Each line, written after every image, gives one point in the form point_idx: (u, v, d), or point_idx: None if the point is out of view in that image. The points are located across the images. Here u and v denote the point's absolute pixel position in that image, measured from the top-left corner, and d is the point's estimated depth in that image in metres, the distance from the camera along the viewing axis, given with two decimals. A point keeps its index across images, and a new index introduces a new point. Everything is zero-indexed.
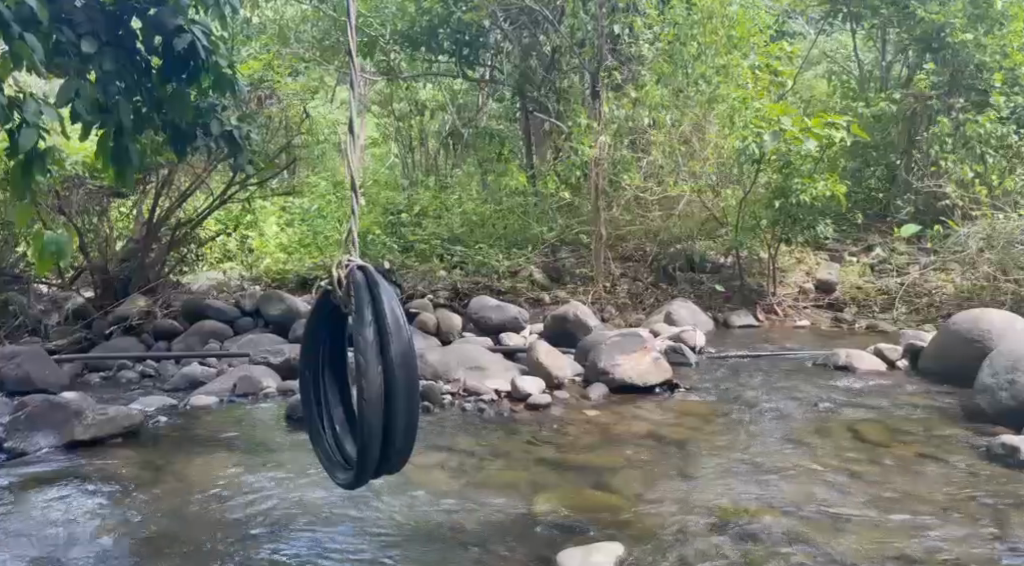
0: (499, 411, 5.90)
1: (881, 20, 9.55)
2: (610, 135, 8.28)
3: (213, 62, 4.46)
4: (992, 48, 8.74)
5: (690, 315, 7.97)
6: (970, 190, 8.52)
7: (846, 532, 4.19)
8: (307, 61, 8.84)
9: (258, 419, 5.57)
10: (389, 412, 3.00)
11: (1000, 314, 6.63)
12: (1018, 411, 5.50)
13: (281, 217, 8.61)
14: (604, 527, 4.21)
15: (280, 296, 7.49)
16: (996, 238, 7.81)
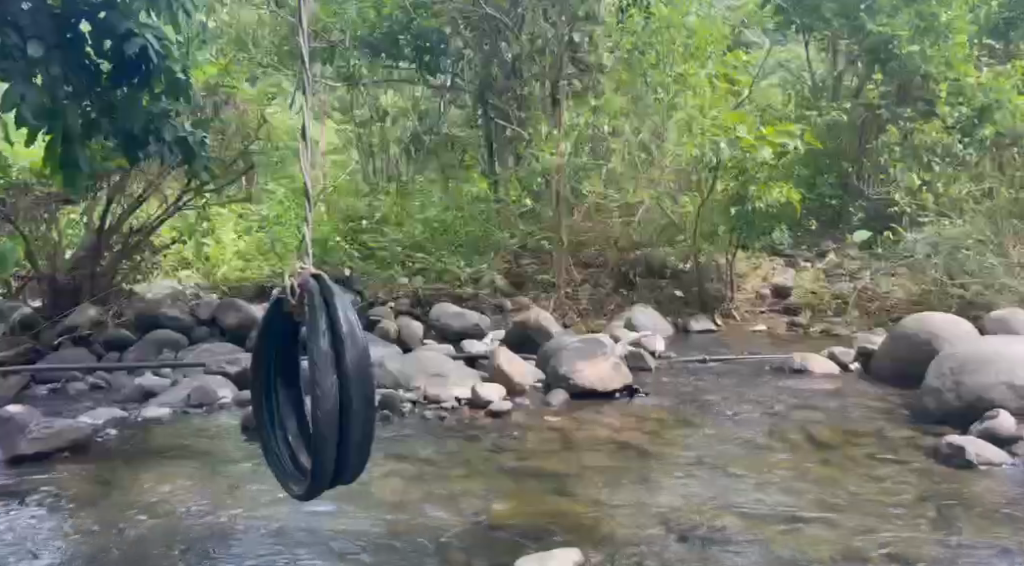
0: (457, 418, 5.92)
1: (833, 31, 9.73)
2: (571, 141, 8.32)
3: (159, 64, 5.51)
4: (936, 59, 9.00)
5: (650, 319, 8.15)
6: (918, 197, 8.71)
7: (798, 535, 4.25)
8: (263, 67, 8.77)
9: (210, 433, 5.55)
10: (345, 422, 2.97)
11: (944, 317, 6.77)
12: (963, 412, 5.62)
13: (238, 223, 8.63)
14: (556, 534, 4.23)
15: (237, 306, 7.54)
16: (942, 245, 7.99)
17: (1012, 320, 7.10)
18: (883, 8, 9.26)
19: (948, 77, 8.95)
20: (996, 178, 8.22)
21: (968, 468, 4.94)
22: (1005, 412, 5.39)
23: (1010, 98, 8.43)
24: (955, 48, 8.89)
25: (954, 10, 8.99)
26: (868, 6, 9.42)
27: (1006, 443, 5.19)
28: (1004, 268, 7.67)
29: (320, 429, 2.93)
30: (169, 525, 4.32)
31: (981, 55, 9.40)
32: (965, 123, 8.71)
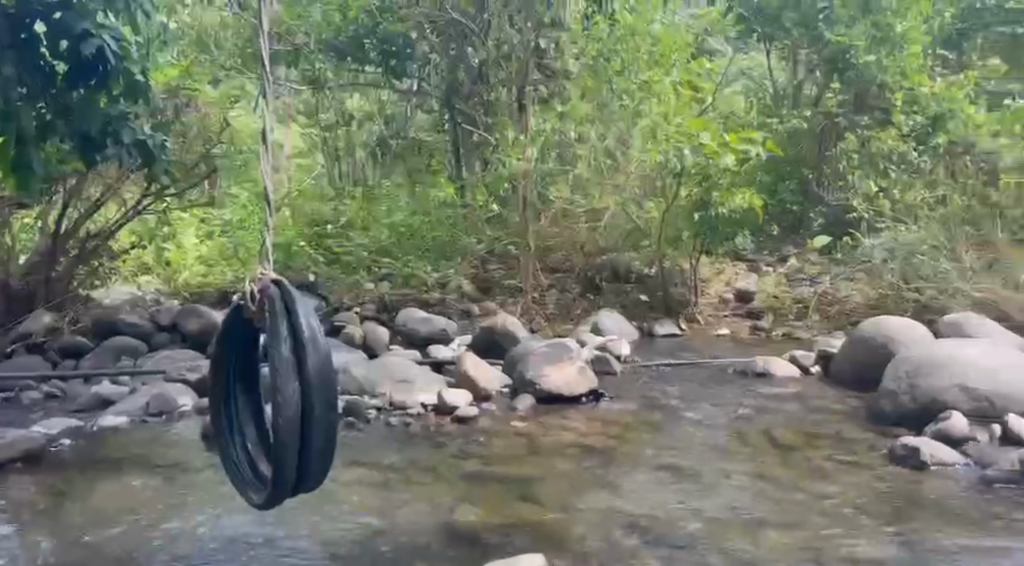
0: (422, 424, 5.92)
1: (794, 40, 9.78)
2: (539, 147, 8.34)
3: (121, 66, 6.00)
4: (892, 69, 9.10)
5: (615, 324, 8.23)
6: (875, 203, 8.85)
7: (758, 537, 4.30)
8: (224, 69, 8.71)
9: (170, 442, 5.51)
10: (307, 429, 2.95)
11: (899, 320, 6.88)
12: (919, 414, 5.70)
13: (199, 227, 8.50)
14: (519, 539, 4.25)
15: (199, 312, 7.49)
16: (898, 251, 8.32)
17: (966, 324, 7.22)
18: (840, 17, 9.42)
19: (902, 88, 9.04)
20: (948, 185, 8.51)
21: (923, 468, 5.03)
22: (958, 413, 5.49)
23: (958, 108, 8.70)
24: (910, 59, 9.06)
25: (908, 20, 9.11)
26: (827, 15, 9.56)
27: (959, 444, 5.28)
28: (957, 273, 8.12)
29: (280, 436, 2.90)
30: (130, 535, 4.28)
31: (933, 66, 9.37)
32: (919, 132, 8.88)
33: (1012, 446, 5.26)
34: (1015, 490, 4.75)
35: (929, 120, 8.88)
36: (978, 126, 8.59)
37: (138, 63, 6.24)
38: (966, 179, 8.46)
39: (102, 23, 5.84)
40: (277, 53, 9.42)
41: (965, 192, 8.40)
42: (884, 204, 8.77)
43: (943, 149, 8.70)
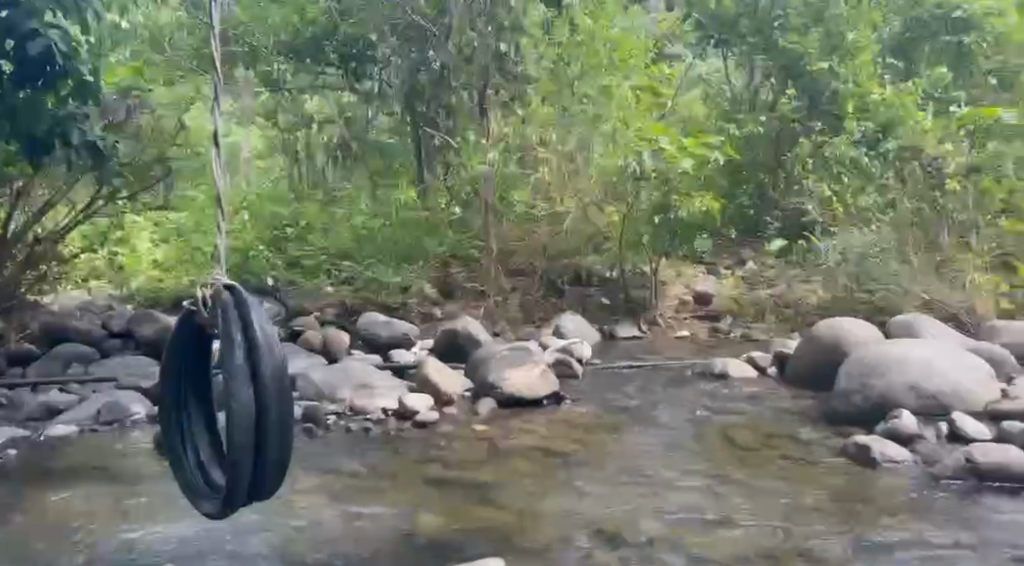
0: (383, 429, 5.89)
1: (748, 47, 9.67)
2: (499, 151, 8.48)
3: (70, 66, 5.89)
4: (846, 75, 9.07)
5: (576, 326, 8.27)
6: (830, 209, 8.94)
7: (717, 536, 4.32)
8: (183, 70, 8.63)
9: (124, 452, 5.44)
10: (262, 438, 2.86)
11: (851, 321, 6.98)
12: (873, 413, 5.77)
13: (153, 231, 8.32)
14: (478, 543, 4.25)
15: (151, 318, 7.66)
16: (850, 253, 8.49)
17: (917, 324, 7.32)
18: (794, 26, 9.40)
19: (853, 94, 8.95)
20: (897, 190, 8.50)
21: (876, 468, 5.10)
22: (908, 412, 5.57)
23: (905, 116, 8.56)
24: (864, 65, 9.08)
25: (859, 30, 9.23)
26: (782, 24, 9.49)
27: (909, 442, 5.37)
28: (906, 274, 8.33)
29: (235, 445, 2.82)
30: (82, 547, 4.22)
31: (883, 74, 9.36)
32: (870, 139, 8.76)
33: (959, 444, 5.35)
34: (963, 487, 4.83)
35: (879, 126, 8.75)
36: (926, 131, 8.50)
37: (89, 63, 6.22)
38: (912, 182, 8.46)
39: (52, 20, 5.82)
40: (235, 53, 9.06)
41: (912, 197, 8.43)
42: (837, 208, 8.85)
43: (891, 156, 8.58)
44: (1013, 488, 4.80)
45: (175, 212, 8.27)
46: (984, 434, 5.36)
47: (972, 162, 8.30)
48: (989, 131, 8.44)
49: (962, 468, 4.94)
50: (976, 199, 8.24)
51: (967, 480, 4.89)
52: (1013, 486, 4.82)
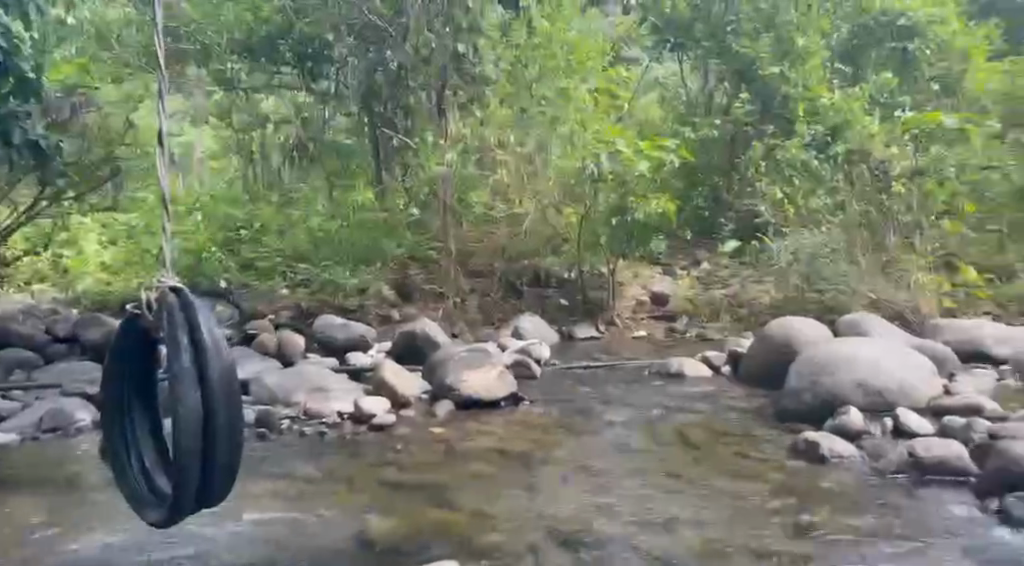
0: (338, 433, 5.84)
1: (703, 51, 9.76)
2: (457, 152, 8.51)
3: (12, 63, 5.81)
4: (796, 81, 9.18)
5: (534, 327, 8.29)
6: (782, 210, 9.05)
7: (672, 535, 4.33)
8: (130, 69, 8.43)
9: (69, 460, 5.35)
10: (212, 444, 2.80)
11: (803, 321, 7.00)
12: (824, 412, 5.82)
13: (102, 233, 8.06)
14: (433, 545, 4.23)
15: (97, 323, 7.49)
16: (801, 253, 8.63)
17: (863, 322, 7.42)
18: (747, 31, 9.53)
19: (804, 97, 9.08)
20: (847, 191, 8.62)
21: (825, 463, 5.15)
22: (855, 409, 5.64)
23: (854, 120, 8.63)
24: (813, 70, 9.22)
25: (810, 35, 9.31)
26: (735, 28, 9.62)
27: (857, 438, 5.45)
28: (855, 274, 8.50)
29: (182, 450, 2.76)
30: (25, 556, 4.14)
31: (830, 78, 9.37)
32: (819, 141, 8.85)
33: (904, 439, 5.44)
34: (908, 481, 4.93)
35: (829, 130, 8.83)
36: (874, 135, 8.56)
37: (32, 59, 6.04)
38: (859, 185, 8.57)
39: None
40: (186, 51, 8.81)
41: (861, 199, 8.55)
42: (789, 209, 8.94)
43: (841, 158, 8.66)
44: (954, 481, 4.87)
45: (125, 214, 8.01)
46: (926, 429, 5.47)
47: (918, 166, 8.46)
48: (932, 135, 8.52)
49: (905, 463, 5.04)
50: (919, 200, 8.47)
51: (910, 475, 4.98)
52: (953, 479, 4.88)
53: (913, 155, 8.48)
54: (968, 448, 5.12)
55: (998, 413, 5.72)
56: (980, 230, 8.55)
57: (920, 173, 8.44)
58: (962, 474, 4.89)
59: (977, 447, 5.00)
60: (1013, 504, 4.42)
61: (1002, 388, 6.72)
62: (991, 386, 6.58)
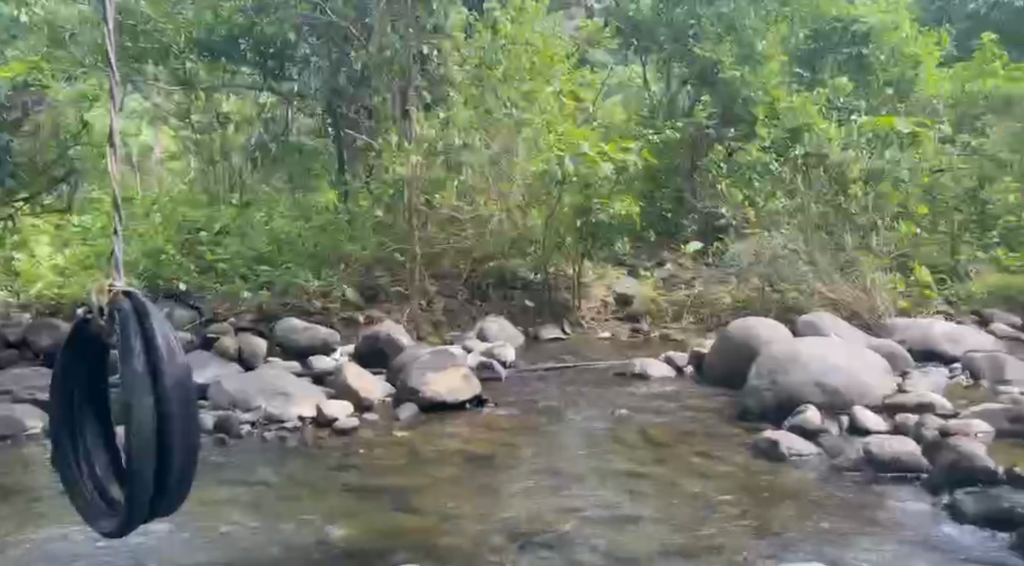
0: (300, 438, 5.79)
1: (665, 54, 9.97)
2: (422, 156, 8.10)
3: None
4: (756, 85, 9.47)
5: (500, 330, 8.25)
6: (741, 210, 9.35)
7: (635, 535, 4.32)
8: (84, 67, 8.34)
9: (21, 468, 5.27)
10: (165, 451, 2.74)
11: (763, 321, 7.01)
12: (782, 411, 5.87)
13: (53, 237, 8.02)
14: (396, 550, 4.20)
15: (51, 327, 7.38)
16: (763, 253, 8.59)
17: (820, 322, 7.45)
18: (709, 34, 9.81)
19: (763, 101, 9.33)
20: (805, 194, 8.64)
21: (785, 462, 5.17)
22: (813, 408, 5.69)
23: (812, 123, 8.73)
24: (769, 75, 9.50)
25: (768, 40, 9.70)
26: (696, 33, 9.88)
27: (814, 436, 5.49)
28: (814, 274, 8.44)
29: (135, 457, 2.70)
30: None
31: (789, 83, 9.84)
32: (779, 145, 8.88)
33: (859, 436, 5.48)
34: (863, 477, 4.96)
35: (788, 133, 8.85)
36: (831, 139, 8.62)
37: None
38: (817, 185, 8.65)
39: None
40: (145, 50, 8.77)
41: (820, 201, 8.61)
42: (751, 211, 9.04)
43: (799, 162, 8.71)
44: (907, 477, 4.94)
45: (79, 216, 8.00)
46: (882, 426, 5.53)
47: (872, 167, 8.60)
48: (885, 139, 8.82)
49: (861, 460, 5.09)
50: (874, 203, 8.65)
51: (864, 471, 5.03)
52: (906, 477, 4.94)
53: (865, 159, 8.61)
54: (920, 445, 5.19)
55: (948, 411, 5.84)
56: (932, 233, 8.96)
57: (875, 176, 8.62)
58: (915, 471, 4.95)
59: (930, 443, 5.09)
60: (963, 499, 4.42)
61: (953, 386, 6.79)
62: (943, 383, 6.65)
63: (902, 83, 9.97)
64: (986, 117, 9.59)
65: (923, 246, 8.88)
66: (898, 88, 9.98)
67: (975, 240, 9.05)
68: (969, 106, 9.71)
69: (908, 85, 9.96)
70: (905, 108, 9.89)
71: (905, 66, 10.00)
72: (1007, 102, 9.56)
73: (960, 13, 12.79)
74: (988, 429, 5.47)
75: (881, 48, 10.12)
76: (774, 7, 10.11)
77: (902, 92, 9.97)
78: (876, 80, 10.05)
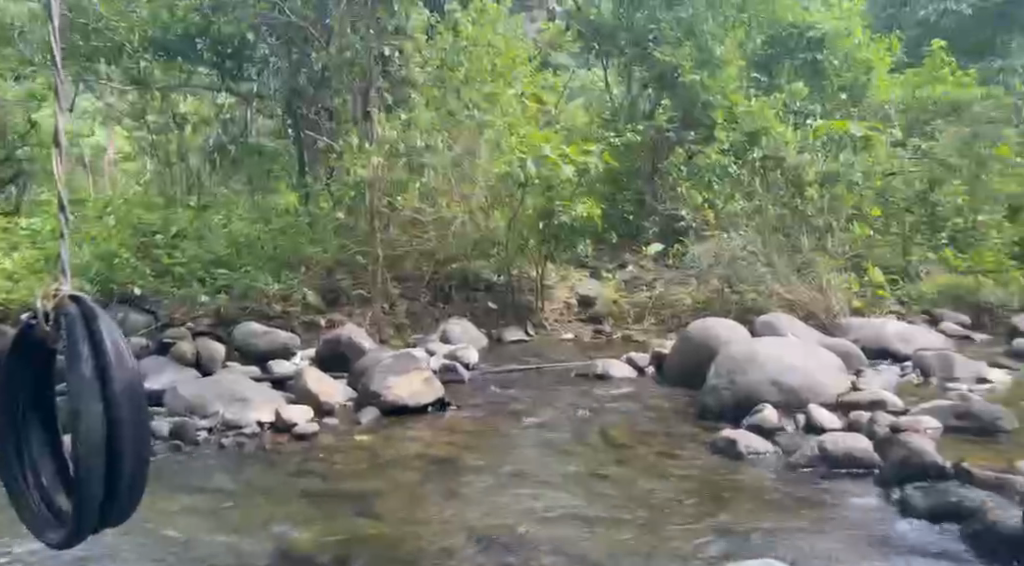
0: (258, 443, 5.71)
1: (626, 58, 10.07)
2: (384, 158, 7.98)
3: None
4: (714, 88, 9.52)
5: (464, 332, 8.21)
6: (702, 214, 9.27)
7: (599, 536, 4.30)
8: (33, 65, 8.12)
9: None
10: (115, 459, 2.66)
11: (721, 321, 7.04)
12: (739, 410, 5.88)
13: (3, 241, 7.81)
14: (358, 555, 4.14)
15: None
16: (722, 255, 8.64)
17: (777, 323, 7.48)
18: (668, 38, 9.88)
19: (722, 105, 9.32)
20: (762, 196, 8.72)
21: (743, 461, 5.17)
22: (771, 407, 5.69)
23: (769, 127, 8.75)
24: (727, 79, 9.55)
25: (725, 45, 9.77)
26: (656, 37, 9.98)
27: (771, 435, 5.51)
28: (773, 275, 8.46)
29: (83, 465, 2.62)
30: None
31: (747, 87, 9.97)
32: (738, 148, 8.91)
33: (815, 434, 5.50)
34: (819, 475, 4.95)
35: (747, 136, 8.89)
36: (788, 143, 8.67)
37: None
38: (775, 189, 8.70)
39: None
40: (97, 49, 8.57)
41: (777, 203, 8.67)
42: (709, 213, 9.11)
43: (757, 165, 8.78)
44: (861, 474, 4.94)
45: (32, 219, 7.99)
46: (836, 424, 5.56)
47: (827, 171, 8.59)
48: (840, 143, 8.76)
49: (815, 458, 5.05)
50: (830, 204, 8.68)
51: (820, 468, 5.02)
52: (860, 472, 4.96)
53: (821, 161, 8.60)
54: (873, 442, 5.20)
55: (899, 408, 5.86)
56: (887, 233, 9.06)
57: (831, 178, 8.62)
58: (868, 467, 4.97)
59: (882, 439, 5.09)
60: (912, 494, 4.45)
61: (904, 384, 6.85)
62: (894, 380, 6.70)
63: (854, 88, 10.30)
64: (935, 122, 9.72)
65: (877, 247, 8.98)
66: (851, 93, 10.30)
67: (926, 241, 9.11)
68: (919, 111, 9.90)
69: (861, 89, 10.27)
70: (857, 113, 10.19)
71: (858, 71, 10.33)
72: (954, 108, 9.76)
73: (910, 19, 13.43)
74: (937, 424, 5.49)
75: (835, 53, 10.46)
76: (732, 13, 10.21)
77: (855, 97, 10.30)
78: (830, 85, 10.39)
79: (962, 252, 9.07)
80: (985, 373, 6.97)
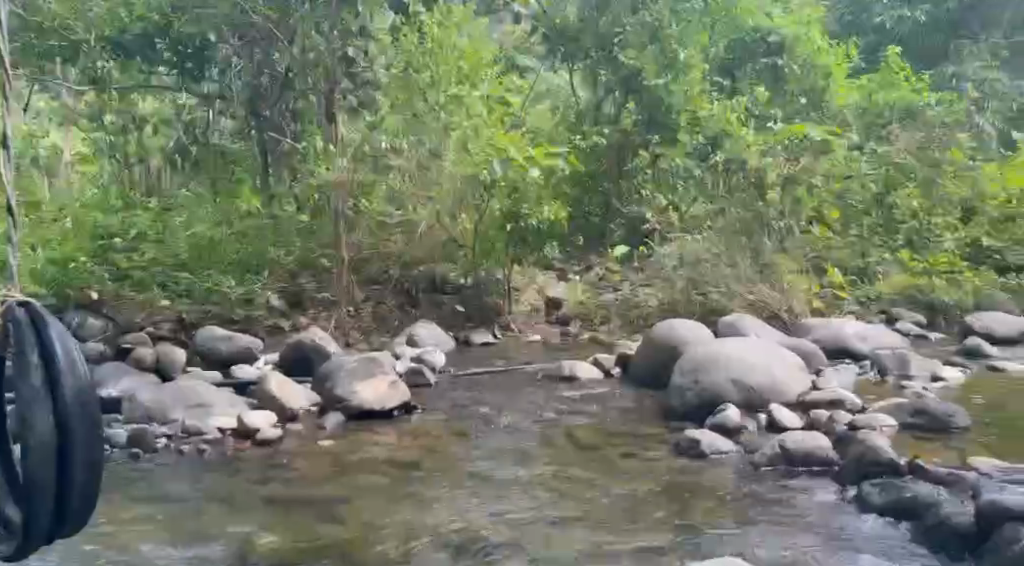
0: (218, 450, 5.62)
1: (591, 61, 9.97)
2: (350, 159, 8.12)
3: None
4: (678, 92, 9.47)
5: (430, 334, 8.15)
6: (665, 215, 9.33)
7: (563, 537, 4.27)
8: None
9: None
10: (67, 469, 2.59)
11: (686, 322, 7.01)
12: (700, 411, 5.86)
13: None
14: (319, 560, 4.09)
15: None
16: (687, 256, 8.57)
17: (740, 324, 7.50)
18: (634, 42, 9.77)
19: (686, 109, 9.40)
20: (725, 199, 8.78)
21: (708, 460, 5.17)
22: (733, 406, 5.69)
23: (732, 130, 8.96)
24: (691, 82, 9.54)
25: (688, 49, 9.68)
26: (621, 40, 9.82)
27: (734, 435, 5.48)
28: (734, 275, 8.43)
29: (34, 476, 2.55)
30: None
31: (711, 92, 10.03)
32: (702, 151, 9.12)
33: (776, 433, 5.51)
34: (779, 474, 4.95)
35: (709, 140, 9.13)
36: (749, 146, 8.82)
37: None
38: (739, 192, 8.75)
39: None
40: (51, 49, 8.35)
41: (739, 205, 8.69)
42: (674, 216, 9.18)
43: (719, 166, 8.90)
44: (820, 471, 4.95)
45: None
46: (795, 422, 5.58)
47: (788, 175, 8.74)
48: (800, 148, 8.91)
49: (775, 456, 5.05)
50: (792, 205, 8.76)
51: (782, 468, 5.01)
52: (819, 469, 4.96)
53: (782, 166, 8.77)
54: (833, 439, 5.19)
55: (857, 406, 5.86)
56: (846, 235, 9.21)
57: (790, 182, 8.76)
58: (827, 463, 4.97)
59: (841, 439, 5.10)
60: (870, 491, 4.46)
61: (865, 383, 6.88)
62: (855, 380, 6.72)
63: (813, 95, 10.21)
64: (891, 125, 10.03)
65: (839, 249, 9.09)
66: (811, 99, 10.22)
67: (882, 243, 9.27)
68: (874, 116, 10.18)
69: (819, 96, 10.17)
70: (816, 117, 10.10)
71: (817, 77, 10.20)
72: (908, 111, 10.09)
73: (867, 26, 13.61)
74: (894, 422, 5.50)
75: (795, 59, 10.29)
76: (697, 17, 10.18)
77: (813, 104, 10.20)
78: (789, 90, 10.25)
79: (918, 253, 9.19)
80: (941, 373, 7.02)
